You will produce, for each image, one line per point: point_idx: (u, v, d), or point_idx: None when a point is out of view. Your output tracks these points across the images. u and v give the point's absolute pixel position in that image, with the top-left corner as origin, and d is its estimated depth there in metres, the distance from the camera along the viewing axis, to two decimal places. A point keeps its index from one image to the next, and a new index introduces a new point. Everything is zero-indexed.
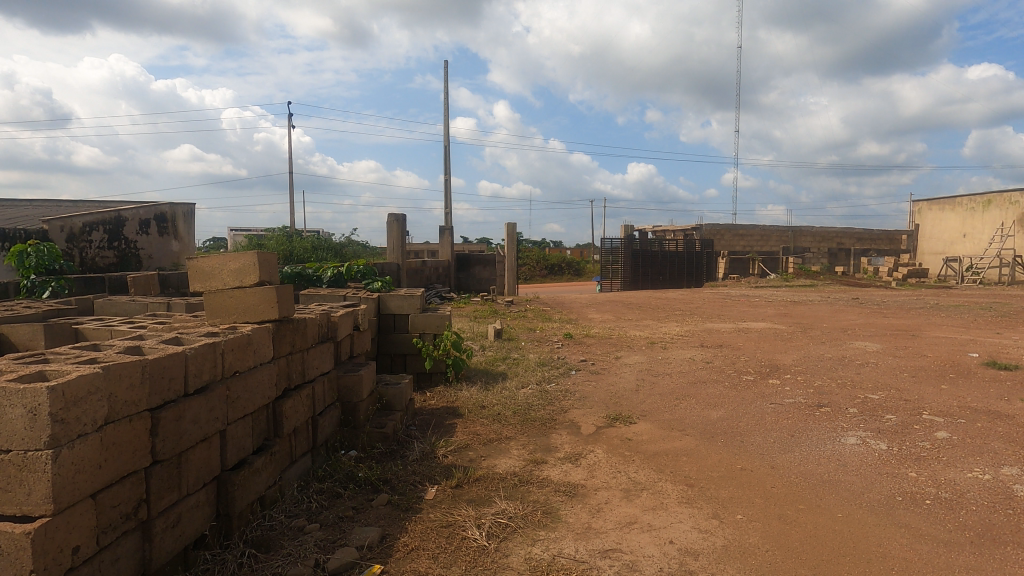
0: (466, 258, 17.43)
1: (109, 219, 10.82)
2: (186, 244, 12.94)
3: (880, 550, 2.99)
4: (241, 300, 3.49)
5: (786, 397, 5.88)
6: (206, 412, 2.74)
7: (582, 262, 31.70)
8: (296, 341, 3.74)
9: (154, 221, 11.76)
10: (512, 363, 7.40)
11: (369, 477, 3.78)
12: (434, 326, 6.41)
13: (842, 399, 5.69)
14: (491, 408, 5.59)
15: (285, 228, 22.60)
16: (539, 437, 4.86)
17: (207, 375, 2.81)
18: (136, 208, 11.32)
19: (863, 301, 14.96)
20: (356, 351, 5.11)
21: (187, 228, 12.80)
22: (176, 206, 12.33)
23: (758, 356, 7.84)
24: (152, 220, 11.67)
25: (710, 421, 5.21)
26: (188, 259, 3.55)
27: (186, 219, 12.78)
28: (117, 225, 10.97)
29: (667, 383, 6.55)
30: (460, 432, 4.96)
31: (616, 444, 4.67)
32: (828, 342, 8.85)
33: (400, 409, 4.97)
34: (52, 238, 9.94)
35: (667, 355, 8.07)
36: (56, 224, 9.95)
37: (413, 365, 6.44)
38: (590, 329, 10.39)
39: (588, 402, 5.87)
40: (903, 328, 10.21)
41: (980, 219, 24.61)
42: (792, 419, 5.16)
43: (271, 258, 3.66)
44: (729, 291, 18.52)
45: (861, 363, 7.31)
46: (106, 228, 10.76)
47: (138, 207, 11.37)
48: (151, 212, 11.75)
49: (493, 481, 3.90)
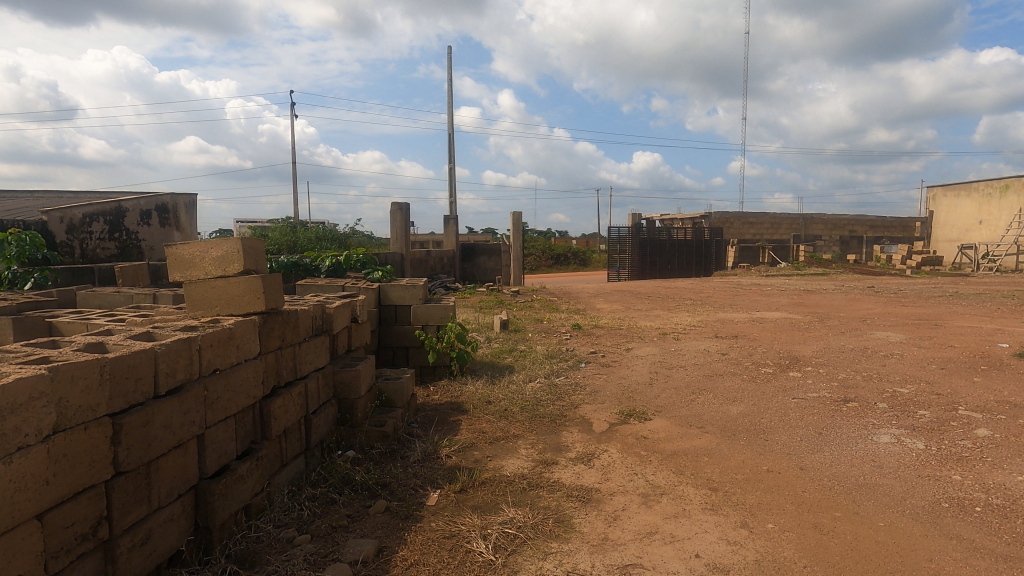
0: (472, 247, 17.08)
1: (109, 210, 10.54)
2: (189, 234, 12.76)
3: (932, 566, 2.68)
4: (224, 291, 3.20)
5: (809, 391, 5.55)
6: (181, 416, 2.46)
7: (588, 251, 31.37)
8: (285, 335, 3.46)
9: (155, 212, 11.31)
10: (519, 355, 7.12)
11: (366, 481, 3.51)
12: (438, 317, 6.12)
13: (868, 394, 5.37)
14: (498, 404, 5.31)
15: (289, 218, 22.30)
16: (549, 435, 4.57)
17: (181, 374, 2.52)
18: (137, 199, 10.91)
19: (879, 289, 14.55)
20: (354, 344, 4.83)
21: (189, 219, 12.26)
22: (178, 196, 11.74)
23: (776, 347, 7.50)
24: (153, 211, 11.21)
25: (731, 417, 4.90)
26: (166, 246, 3.24)
27: (188, 209, 12.29)
28: (117, 216, 10.66)
29: (682, 376, 6.25)
30: (464, 430, 4.68)
31: (631, 443, 4.37)
32: (847, 332, 8.50)
33: (401, 405, 4.69)
34: (52, 230, 9.80)
35: (681, 346, 7.76)
36: (55, 216, 9.81)
37: (416, 358, 6.15)
38: (599, 320, 10.07)
39: (600, 397, 5.57)
40: (925, 317, 9.83)
41: (998, 205, 24.03)
42: (818, 416, 4.84)
43: (258, 245, 3.33)
44: (740, 280, 18.16)
45: (885, 354, 6.97)
46: (106, 219, 10.52)
47: (138, 197, 10.95)
48: (152, 203, 11.30)
49: (500, 485, 3.62)
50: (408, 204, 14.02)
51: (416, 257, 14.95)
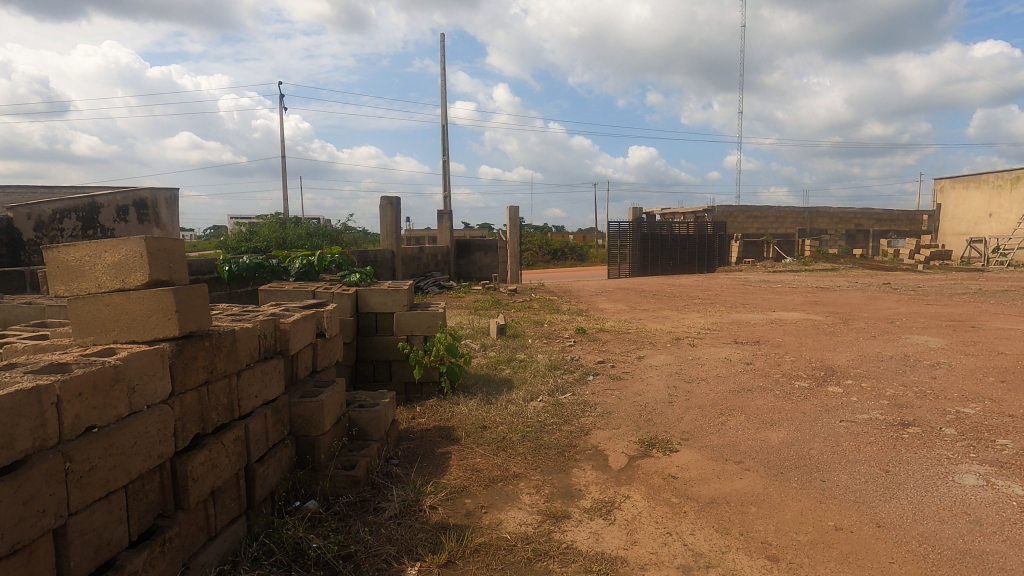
0: (467, 244, 16.25)
1: (82, 205, 9.45)
2: (172, 230, 11.39)
3: None
4: (122, 309, 2.37)
5: (858, 412, 4.75)
6: (17, 510, 1.64)
7: (586, 247, 30.56)
8: (215, 365, 2.64)
9: (133, 207, 10.13)
10: (518, 366, 6.31)
11: (323, 554, 2.70)
12: (425, 326, 5.30)
13: (930, 417, 4.57)
14: (494, 430, 4.51)
15: (279, 214, 21.34)
16: (557, 474, 3.77)
17: (24, 444, 1.70)
18: (112, 194, 9.77)
19: (897, 287, 13.75)
20: (319, 365, 4.01)
21: (172, 215, 11.05)
22: (158, 191, 10.61)
23: (805, 355, 6.70)
24: (131, 206, 10.05)
25: (773, 448, 4.09)
26: (44, 248, 2.40)
27: (170, 204, 11.08)
28: (92, 212, 9.58)
29: (706, 392, 5.45)
30: (454, 467, 3.87)
31: (658, 487, 3.57)
32: (879, 336, 7.71)
33: (377, 439, 3.88)
34: (19, 227, 8.84)
35: (698, 354, 6.95)
36: (21, 212, 8.76)
37: (400, 373, 5.33)
38: (605, 322, 9.26)
39: (614, 421, 4.75)
40: (957, 318, 9.05)
41: (1008, 197, 23.40)
42: (877, 446, 4.05)
43: (174, 247, 2.51)
44: (746, 277, 17.36)
45: (931, 364, 6.17)
46: (79, 215, 9.50)
47: (114, 192, 9.81)
48: (130, 197, 10.15)
49: (498, 555, 2.81)
50: (399, 198, 13.16)
51: (408, 254, 14.09)
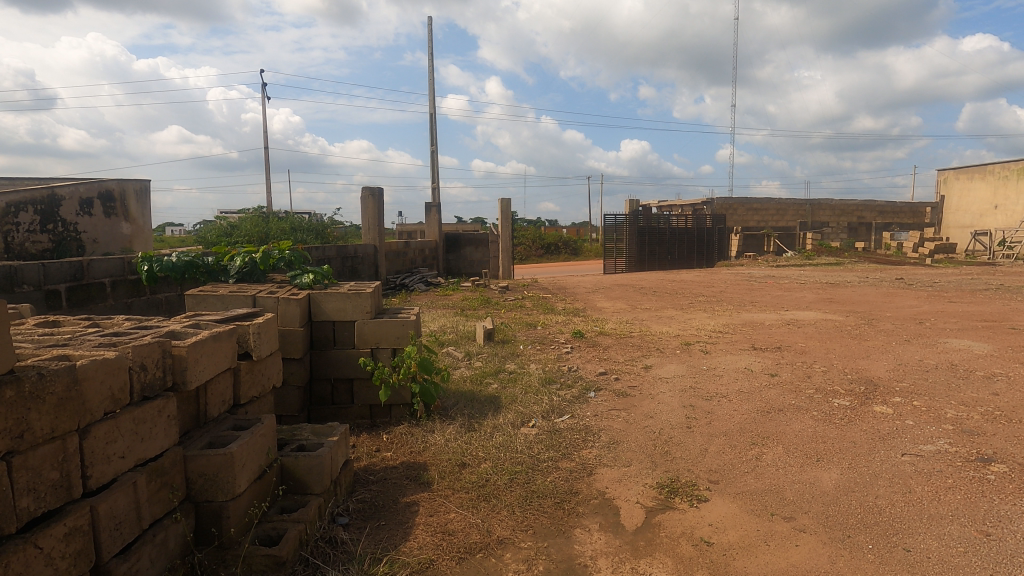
0: (455, 238, 15.29)
1: (40, 197, 8.02)
2: (143, 227, 9.99)
3: None
4: None
5: (921, 442, 3.88)
6: None
7: (580, 242, 29.63)
8: (30, 425, 1.72)
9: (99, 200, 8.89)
10: (507, 380, 5.40)
11: None
12: (393, 336, 4.38)
13: (1013, 450, 3.70)
14: (476, 470, 3.58)
15: (262, 207, 20.21)
16: (556, 539, 2.87)
17: None
18: (74, 184, 8.52)
19: (911, 282, 12.94)
20: (243, 397, 3.07)
21: (141, 209, 9.83)
22: (125, 181, 9.37)
23: (837, 365, 5.82)
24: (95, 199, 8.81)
25: (829, 496, 3.22)
26: None
27: (139, 197, 9.81)
28: (51, 205, 8.21)
29: (730, 413, 4.58)
30: (421, 529, 2.95)
31: (690, 559, 2.69)
32: (915, 341, 6.83)
33: (320, 492, 2.95)
34: None
35: (713, 363, 6.06)
36: None
37: (363, 393, 4.41)
38: (605, 324, 8.34)
39: (624, 456, 3.85)
40: (992, 318, 8.19)
41: (1015, 188, 22.69)
42: (962, 494, 3.18)
43: None
44: (750, 273, 16.47)
45: (987, 376, 5.31)
46: (36, 207, 8.03)
47: (76, 182, 8.56)
48: (95, 188, 8.87)
49: None
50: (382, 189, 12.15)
51: (392, 249, 13.13)
